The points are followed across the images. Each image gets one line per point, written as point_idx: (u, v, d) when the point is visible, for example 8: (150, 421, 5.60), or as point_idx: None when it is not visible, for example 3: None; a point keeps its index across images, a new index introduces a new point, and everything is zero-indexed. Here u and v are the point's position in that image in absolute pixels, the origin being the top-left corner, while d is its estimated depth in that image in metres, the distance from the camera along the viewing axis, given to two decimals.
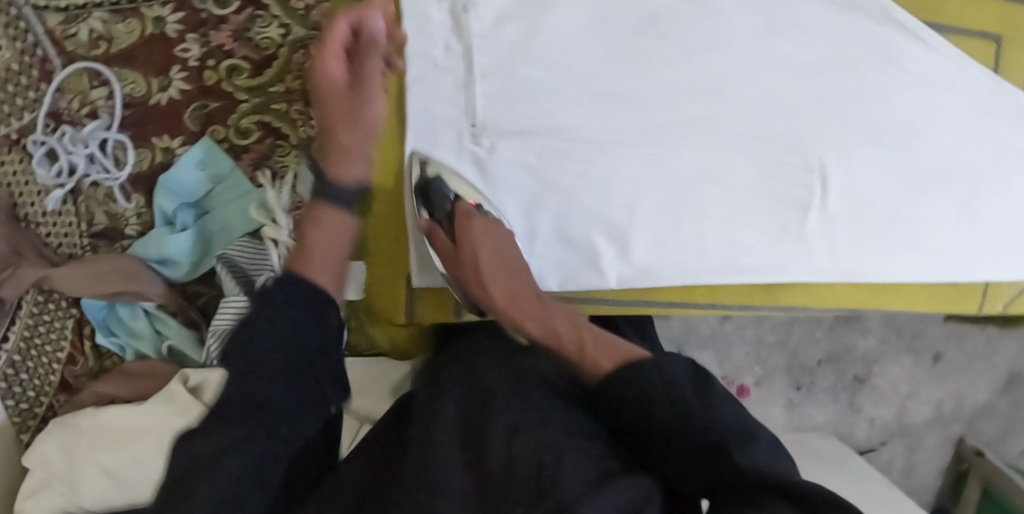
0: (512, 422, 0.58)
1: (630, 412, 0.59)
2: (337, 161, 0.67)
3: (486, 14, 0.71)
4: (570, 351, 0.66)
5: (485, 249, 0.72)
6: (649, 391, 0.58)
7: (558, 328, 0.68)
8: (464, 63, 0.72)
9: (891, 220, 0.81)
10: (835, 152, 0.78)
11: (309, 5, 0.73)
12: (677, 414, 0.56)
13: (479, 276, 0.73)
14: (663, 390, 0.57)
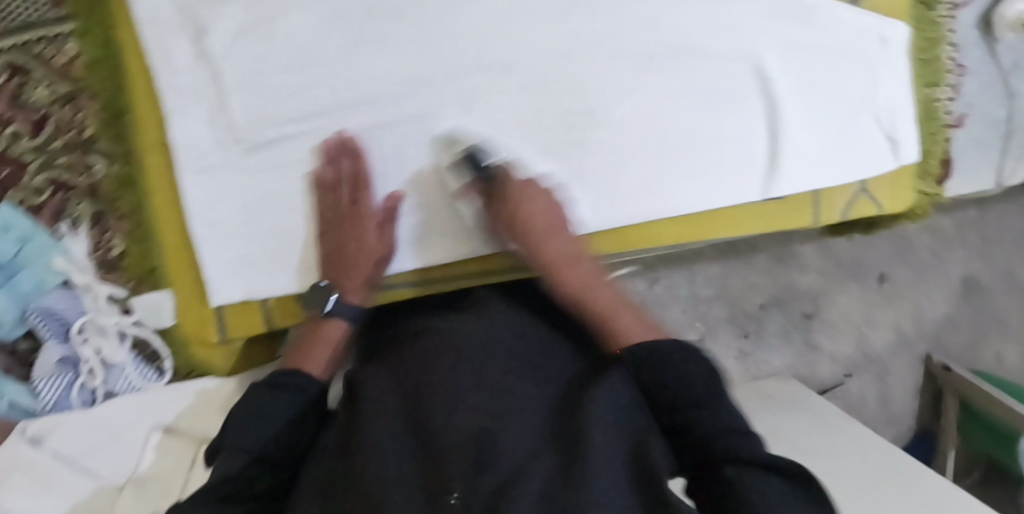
0: (457, 389, 0.58)
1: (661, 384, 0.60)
2: (329, 275, 0.75)
3: (223, 33, 0.74)
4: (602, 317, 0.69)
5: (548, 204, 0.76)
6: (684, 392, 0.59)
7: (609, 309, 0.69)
8: (214, 84, 0.75)
9: (686, 143, 0.81)
10: (608, 87, 0.80)
11: (67, 61, 0.76)
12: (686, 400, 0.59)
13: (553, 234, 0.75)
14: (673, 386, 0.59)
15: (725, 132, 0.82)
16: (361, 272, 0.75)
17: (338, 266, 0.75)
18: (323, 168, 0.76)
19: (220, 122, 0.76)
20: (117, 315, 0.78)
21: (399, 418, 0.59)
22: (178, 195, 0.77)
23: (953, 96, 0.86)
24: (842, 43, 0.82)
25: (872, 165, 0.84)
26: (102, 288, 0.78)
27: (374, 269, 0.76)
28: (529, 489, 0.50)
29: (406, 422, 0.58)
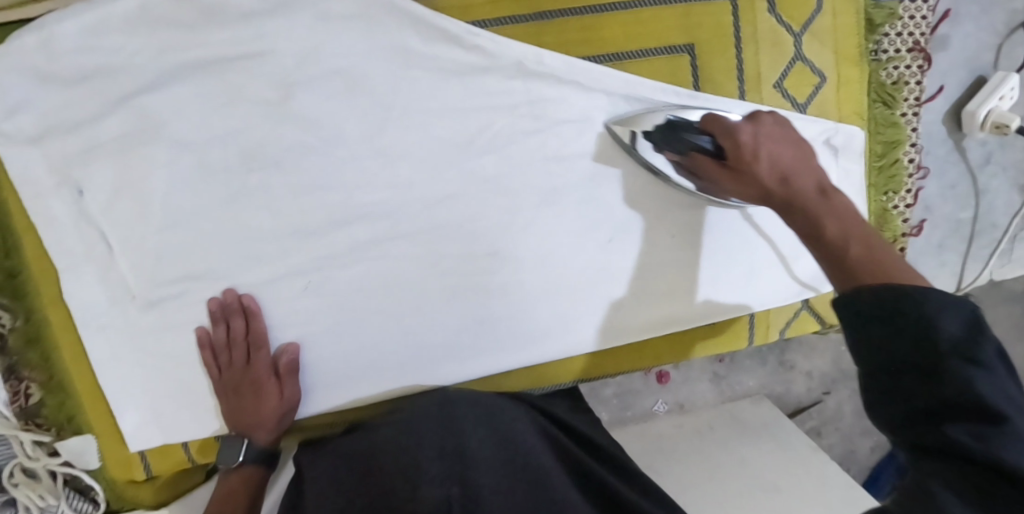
0: (419, 466, 0.63)
1: (902, 350, 0.51)
2: (235, 431, 0.75)
3: (102, 190, 0.70)
4: (851, 259, 0.57)
5: (762, 145, 0.63)
6: (915, 357, 0.50)
7: (851, 244, 0.57)
8: (100, 241, 0.72)
9: (598, 277, 0.77)
10: (514, 226, 0.74)
11: None
12: (924, 366, 0.49)
13: (783, 179, 0.62)
14: (929, 343, 0.49)
15: (637, 263, 0.78)
16: (263, 420, 0.75)
17: (244, 424, 0.75)
18: (215, 329, 0.74)
19: (111, 279, 0.73)
20: (43, 457, 0.79)
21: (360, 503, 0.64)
22: (84, 348, 0.76)
23: (911, 202, 0.78)
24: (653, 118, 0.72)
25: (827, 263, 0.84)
26: (25, 434, 0.78)
27: (281, 421, 0.75)
28: None
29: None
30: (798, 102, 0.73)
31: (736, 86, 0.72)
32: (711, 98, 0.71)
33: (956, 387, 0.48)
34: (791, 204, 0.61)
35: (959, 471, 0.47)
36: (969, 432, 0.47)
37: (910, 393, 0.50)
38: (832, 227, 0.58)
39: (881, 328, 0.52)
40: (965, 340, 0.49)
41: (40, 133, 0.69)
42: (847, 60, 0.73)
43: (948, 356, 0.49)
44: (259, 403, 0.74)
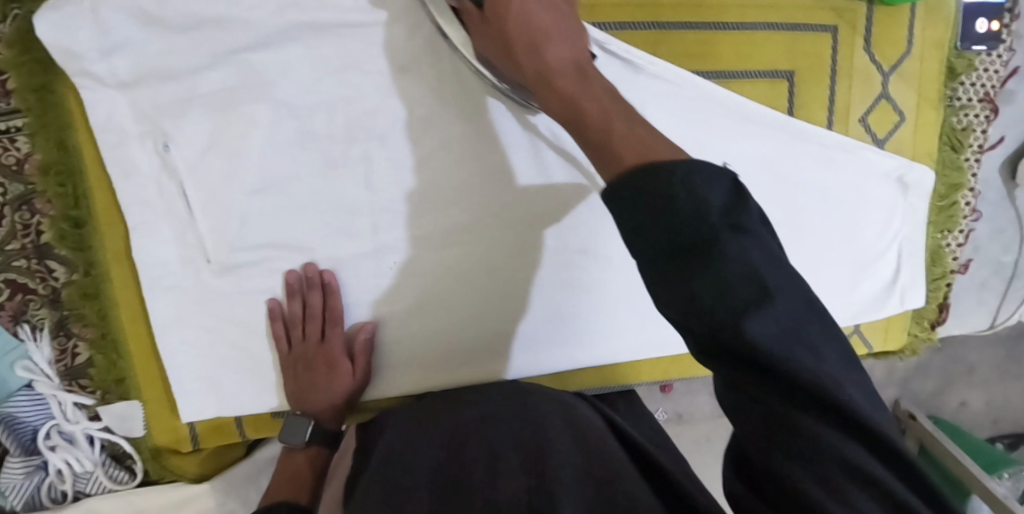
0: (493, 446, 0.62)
1: (674, 229, 0.43)
2: (303, 409, 0.74)
3: (193, 147, 0.68)
4: (611, 140, 0.51)
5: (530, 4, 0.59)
6: (677, 233, 0.44)
7: (611, 122, 0.52)
8: (181, 198, 0.69)
9: None
10: (599, 227, 0.77)
11: (19, 159, 0.69)
12: (698, 250, 0.43)
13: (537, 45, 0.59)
14: (698, 217, 0.43)
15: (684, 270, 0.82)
16: (331, 399, 0.73)
17: (311, 403, 0.74)
18: (291, 302, 0.72)
19: (187, 239, 0.70)
20: (85, 421, 0.75)
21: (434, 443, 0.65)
22: (147, 309, 0.72)
23: (962, 241, 0.83)
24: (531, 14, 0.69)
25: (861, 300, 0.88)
26: (67, 396, 0.74)
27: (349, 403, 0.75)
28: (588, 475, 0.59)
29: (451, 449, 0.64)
30: (877, 137, 0.77)
31: (825, 116, 0.76)
32: (802, 126, 0.75)
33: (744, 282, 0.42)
34: (552, 76, 0.58)
35: (773, 380, 0.42)
36: (761, 325, 0.42)
37: (688, 281, 0.43)
38: (592, 108, 0.54)
39: (642, 199, 0.45)
40: (731, 212, 0.44)
41: (135, 82, 0.66)
42: (926, 104, 0.78)
43: (710, 229, 0.43)
44: (328, 381, 0.73)
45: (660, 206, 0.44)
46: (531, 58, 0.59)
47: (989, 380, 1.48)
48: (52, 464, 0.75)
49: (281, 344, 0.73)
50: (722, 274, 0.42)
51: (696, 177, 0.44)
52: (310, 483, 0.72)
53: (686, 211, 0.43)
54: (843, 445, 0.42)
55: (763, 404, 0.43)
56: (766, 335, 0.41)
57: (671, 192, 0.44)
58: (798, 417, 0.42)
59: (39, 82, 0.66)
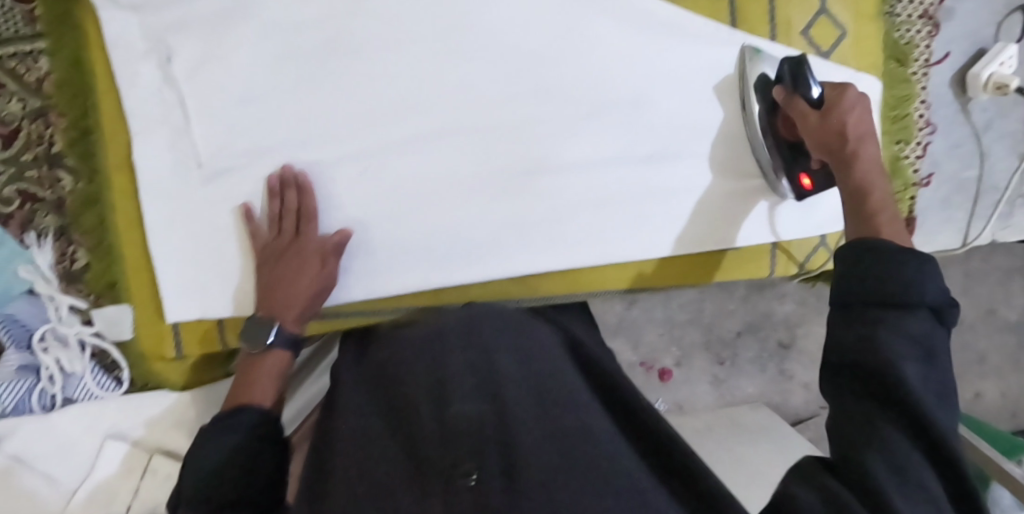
0: (448, 387, 0.58)
1: (873, 285, 0.57)
2: (265, 310, 0.74)
3: (188, 59, 0.76)
4: (870, 196, 0.65)
5: (852, 115, 0.68)
6: (855, 335, 0.56)
7: (882, 197, 0.65)
8: (178, 107, 0.76)
9: (628, 195, 0.82)
10: (561, 137, 0.80)
11: (39, 77, 0.78)
12: (891, 303, 0.56)
13: (843, 138, 0.67)
14: (901, 293, 0.56)
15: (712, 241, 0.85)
16: (297, 297, 0.75)
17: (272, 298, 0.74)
18: (272, 201, 0.78)
19: (181, 146, 0.77)
20: (78, 325, 0.80)
21: (384, 382, 0.64)
22: (141, 214, 0.78)
23: (921, 154, 0.85)
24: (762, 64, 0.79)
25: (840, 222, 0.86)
26: (63, 298, 0.80)
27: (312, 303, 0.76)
28: (535, 408, 0.57)
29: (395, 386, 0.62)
30: (821, 49, 0.81)
31: (767, 30, 0.80)
32: (744, 39, 0.80)
33: (895, 345, 0.54)
34: (850, 142, 0.67)
35: (856, 387, 0.55)
36: (915, 373, 0.53)
37: (866, 334, 0.55)
38: (876, 192, 0.65)
39: (858, 269, 0.59)
40: (940, 303, 0.57)
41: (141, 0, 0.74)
42: (864, 17, 0.81)
43: (922, 281, 0.57)
44: (295, 278, 0.75)
45: (919, 269, 0.58)
46: (824, 123, 0.69)
47: (1004, 371, 1.41)
48: (43, 365, 0.80)
49: (259, 242, 0.77)
50: (910, 322, 0.55)
51: (922, 273, 0.57)
52: (267, 385, 0.71)
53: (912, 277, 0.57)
54: (927, 476, 0.49)
55: (855, 409, 0.53)
56: (881, 349, 0.54)
57: (904, 273, 0.57)
58: (887, 430, 0.51)
59: (61, 7, 0.76)
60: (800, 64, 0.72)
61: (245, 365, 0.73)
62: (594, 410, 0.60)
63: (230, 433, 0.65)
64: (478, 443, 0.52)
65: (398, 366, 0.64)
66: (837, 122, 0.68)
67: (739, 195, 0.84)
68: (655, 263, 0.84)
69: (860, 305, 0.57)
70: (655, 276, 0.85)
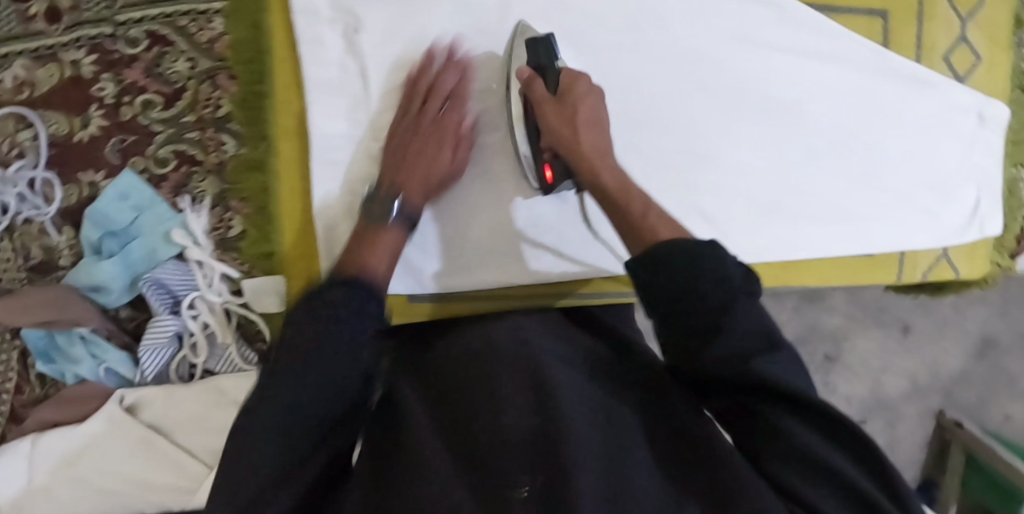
0: (495, 383, 0.54)
1: (669, 297, 0.54)
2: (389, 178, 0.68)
3: (374, 32, 0.76)
4: (632, 207, 0.63)
5: (584, 109, 0.70)
6: (704, 304, 0.52)
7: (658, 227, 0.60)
8: (358, 79, 0.76)
9: (783, 195, 0.84)
10: (729, 137, 0.82)
11: (212, 38, 0.78)
12: (715, 316, 0.52)
13: (574, 125, 0.69)
14: (722, 283, 0.53)
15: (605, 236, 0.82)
16: (425, 159, 0.70)
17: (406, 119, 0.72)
18: (433, 61, 0.74)
19: (357, 117, 0.76)
20: (227, 293, 0.79)
21: (437, 379, 0.59)
22: (307, 184, 0.77)
23: None
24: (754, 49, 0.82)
25: (968, 232, 0.88)
26: (217, 265, 0.78)
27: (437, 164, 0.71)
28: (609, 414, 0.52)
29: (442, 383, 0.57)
30: (957, 73, 0.87)
31: (915, 52, 0.85)
32: (894, 56, 0.84)
33: (724, 338, 0.51)
34: (579, 131, 0.68)
35: (732, 388, 0.52)
36: (779, 369, 0.50)
37: (693, 321, 0.53)
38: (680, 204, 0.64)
39: (675, 271, 0.54)
40: (742, 287, 0.54)
41: None
42: (997, 46, 0.87)
43: (736, 297, 0.52)
44: (435, 158, 0.71)
45: (751, 279, 0.55)
46: (562, 114, 0.70)
47: None
48: (190, 332, 0.78)
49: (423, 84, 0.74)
50: (710, 311, 0.52)
51: (715, 271, 0.54)
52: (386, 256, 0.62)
53: (716, 292, 0.52)
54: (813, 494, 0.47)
55: (748, 403, 0.51)
56: (722, 356, 0.51)
57: (733, 274, 0.53)
58: (787, 422, 0.49)
59: None
60: (542, 44, 0.73)
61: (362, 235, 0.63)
62: (637, 416, 0.54)
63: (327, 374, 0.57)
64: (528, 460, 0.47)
65: (453, 364, 0.59)
66: (558, 113, 0.70)
67: (897, 203, 0.86)
68: (799, 263, 0.86)
69: (668, 304, 0.54)
70: (803, 278, 0.86)
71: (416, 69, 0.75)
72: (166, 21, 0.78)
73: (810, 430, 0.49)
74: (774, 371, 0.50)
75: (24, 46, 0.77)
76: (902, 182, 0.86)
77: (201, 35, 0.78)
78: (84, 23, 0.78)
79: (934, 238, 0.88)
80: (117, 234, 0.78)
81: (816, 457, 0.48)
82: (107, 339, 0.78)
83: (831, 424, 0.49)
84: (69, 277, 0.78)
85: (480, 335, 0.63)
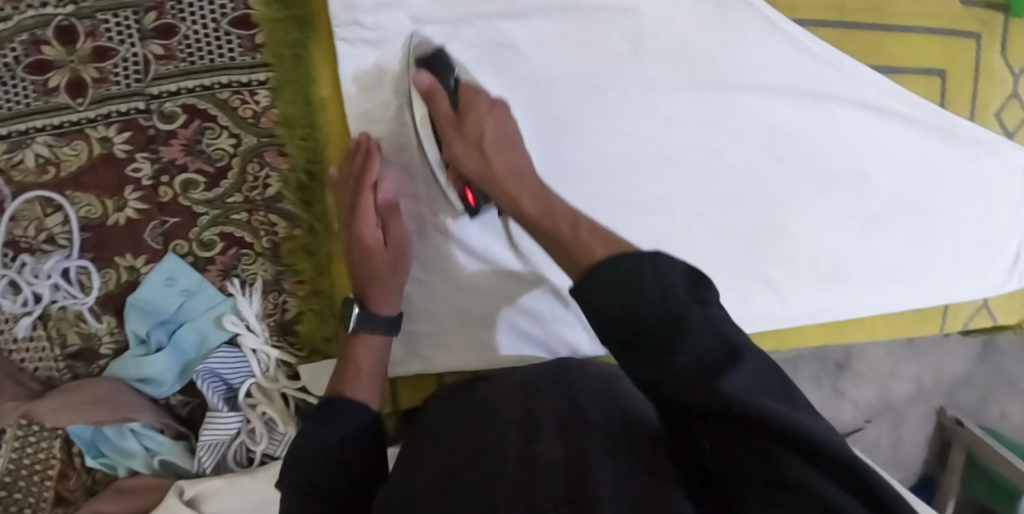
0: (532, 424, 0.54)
1: (618, 328, 0.48)
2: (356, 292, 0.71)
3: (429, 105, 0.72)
4: (560, 228, 0.59)
5: (477, 120, 0.66)
6: (659, 345, 0.47)
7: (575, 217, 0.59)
8: (416, 153, 0.72)
9: (844, 263, 0.84)
10: (793, 204, 0.82)
11: (257, 112, 0.72)
12: (671, 331, 0.46)
13: (482, 152, 0.65)
14: (663, 299, 0.47)
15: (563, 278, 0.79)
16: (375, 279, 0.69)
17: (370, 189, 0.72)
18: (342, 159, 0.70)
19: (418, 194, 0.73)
20: (283, 378, 0.76)
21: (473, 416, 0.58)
22: None
23: None
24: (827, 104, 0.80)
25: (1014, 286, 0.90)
26: (274, 350, 0.75)
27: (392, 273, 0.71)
28: (659, 464, 0.50)
29: (484, 418, 0.57)
30: (1007, 129, 0.87)
31: (970, 110, 0.86)
32: (956, 119, 0.84)
33: (683, 362, 0.45)
34: (478, 153, 0.65)
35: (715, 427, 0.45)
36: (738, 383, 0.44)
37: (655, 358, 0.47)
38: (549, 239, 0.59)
39: (612, 293, 0.49)
40: (692, 292, 0.48)
41: (387, 39, 0.69)
42: None
43: (711, 344, 0.46)
44: (381, 260, 0.69)
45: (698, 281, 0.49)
46: (486, 153, 0.65)
47: None
48: (247, 420, 0.75)
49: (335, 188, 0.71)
50: (668, 346, 0.46)
51: (665, 278, 0.48)
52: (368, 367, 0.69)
53: (670, 324, 0.47)
54: None
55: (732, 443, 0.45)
56: (724, 392, 0.44)
57: (682, 299, 0.47)
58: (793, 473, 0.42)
59: (292, 37, 0.70)
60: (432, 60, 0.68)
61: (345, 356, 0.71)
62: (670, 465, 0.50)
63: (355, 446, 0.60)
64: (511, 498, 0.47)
65: (496, 399, 0.59)
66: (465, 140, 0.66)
67: (952, 262, 0.87)
68: (847, 320, 0.87)
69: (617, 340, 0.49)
70: (850, 331, 0.88)
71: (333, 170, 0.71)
72: (205, 93, 0.72)
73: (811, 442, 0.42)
74: (752, 403, 0.44)
75: (45, 119, 0.70)
76: (957, 243, 0.87)
77: (245, 109, 0.72)
78: (111, 95, 0.71)
79: (979, 292, 0.89)
80: (164, 321, 0.74)
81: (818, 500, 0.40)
82: (161, 430, 0.76)
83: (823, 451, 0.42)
84: (113, 367, 0.75)
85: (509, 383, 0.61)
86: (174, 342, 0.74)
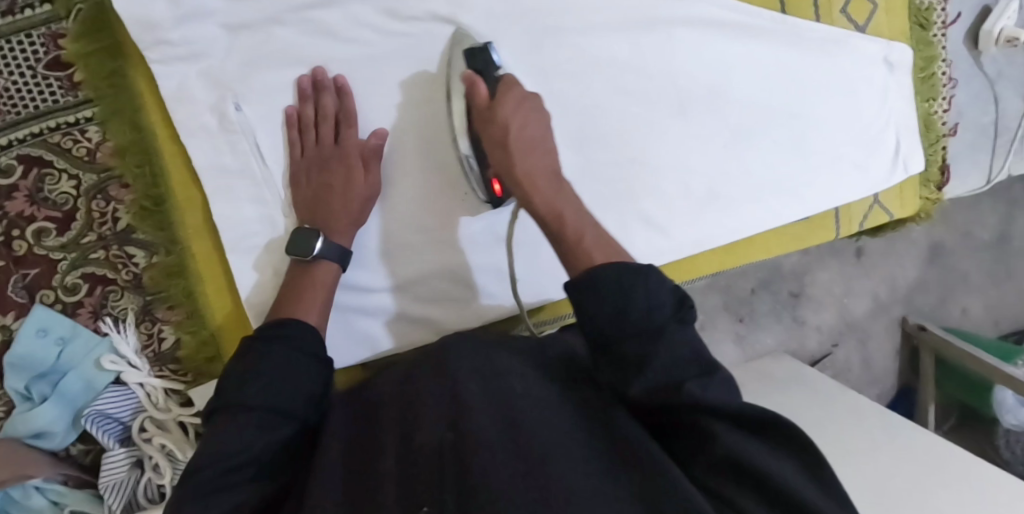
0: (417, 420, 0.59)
1: (601, 324, 0.57)
2: (311, 221, 0.72)
3: (256, 108, 0.73)
4: (566, 232, 0.63)
5: (512, 106, 0.68)
6: (636, 328, 0.56)
7: (586, 235, 0.63)
8: (253, 156, 0.73)
9: (718, 184, 0.83)
10: (654, 135, 0.80)
11: (91, 149, 0.73)
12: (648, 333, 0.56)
13: (507, 150, 0.67)
14: (652, 314, 0.56)
15: (458, 257, 0.79)
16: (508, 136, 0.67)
17: (296, 194, 0.73)
18: (308, 97, 0.73)
19: (263, 197, 0.74)
20: (175, 407, 0.76)
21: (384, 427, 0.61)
22: (231, 277, 0.75)
23: (948, 108, 0.93)
24: (668, 31, 0.80)
25: (898, 176, 0.90)
26: (159, 380, 0.76)
27: (304, 295, 0.69)
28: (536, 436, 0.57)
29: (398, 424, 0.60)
30: (857, 23, 0.87)
31: (813, 11, 0.85)
32: (798, 22, 0.83)
33: (651, 371, 0.54)
34: (515, 152, 0.66)
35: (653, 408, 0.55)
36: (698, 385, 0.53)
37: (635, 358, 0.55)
38: (571, 218, 0.64)
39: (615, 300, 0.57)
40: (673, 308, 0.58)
41: (199, 52, 0.71)
42: None
43: (664, 330, 0.56)
44: (351, 192, 0.71)
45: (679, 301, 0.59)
46: (521, 161, 0.66)
47: (984, 285, 1.59)
48: (149, 456, 0.75)
49: (305, 125, 0.73)
50: (634, 327, 0.56)
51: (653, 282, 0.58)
52: (323, 295, 0.70)
53: (643, 307, 0.56)
54: (771, 475, 0.50)
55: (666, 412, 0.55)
56: (670, 364, 0.54)
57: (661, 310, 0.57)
58: (720, 430, 0.52)
59: (110, 70, 0.71)
60: (477, 54, 0.72)
61: (297, 280, 0.71)
62: (550, 431, 0.58)
63: (263, 434, 0.60)
64: (437, 475, 0.53)
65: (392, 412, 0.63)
66: (500, 128, 0.68)
67: (828, 165, 0.87)
68: (739, 241, 0.87)
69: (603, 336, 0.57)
70: (745, 251, 0.88)
71: (293, 114, 0.73)
72: (37, 140, 0.72)
73: (736, 420, 0.53)
74: (706, 388, 0.53)
75: None
76: (828, 145, 0.86)
77: (79, 149, 0.73)
78: None
79: (866, 189, 0.88)
80: (45, 374, 0.73)
81: (739, 455, 0.51)
82: (64, 482, 0.75)
83: (750, 420, 0.53)
84: (3, 429, 0.73)
85: (416, 383, 0.64)
86: (61, 391, 0.73)
